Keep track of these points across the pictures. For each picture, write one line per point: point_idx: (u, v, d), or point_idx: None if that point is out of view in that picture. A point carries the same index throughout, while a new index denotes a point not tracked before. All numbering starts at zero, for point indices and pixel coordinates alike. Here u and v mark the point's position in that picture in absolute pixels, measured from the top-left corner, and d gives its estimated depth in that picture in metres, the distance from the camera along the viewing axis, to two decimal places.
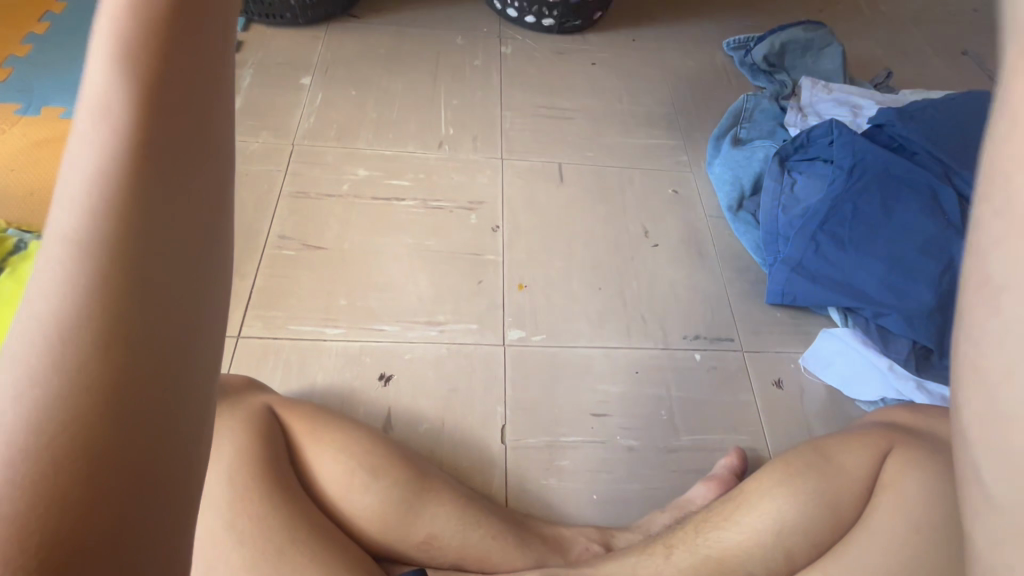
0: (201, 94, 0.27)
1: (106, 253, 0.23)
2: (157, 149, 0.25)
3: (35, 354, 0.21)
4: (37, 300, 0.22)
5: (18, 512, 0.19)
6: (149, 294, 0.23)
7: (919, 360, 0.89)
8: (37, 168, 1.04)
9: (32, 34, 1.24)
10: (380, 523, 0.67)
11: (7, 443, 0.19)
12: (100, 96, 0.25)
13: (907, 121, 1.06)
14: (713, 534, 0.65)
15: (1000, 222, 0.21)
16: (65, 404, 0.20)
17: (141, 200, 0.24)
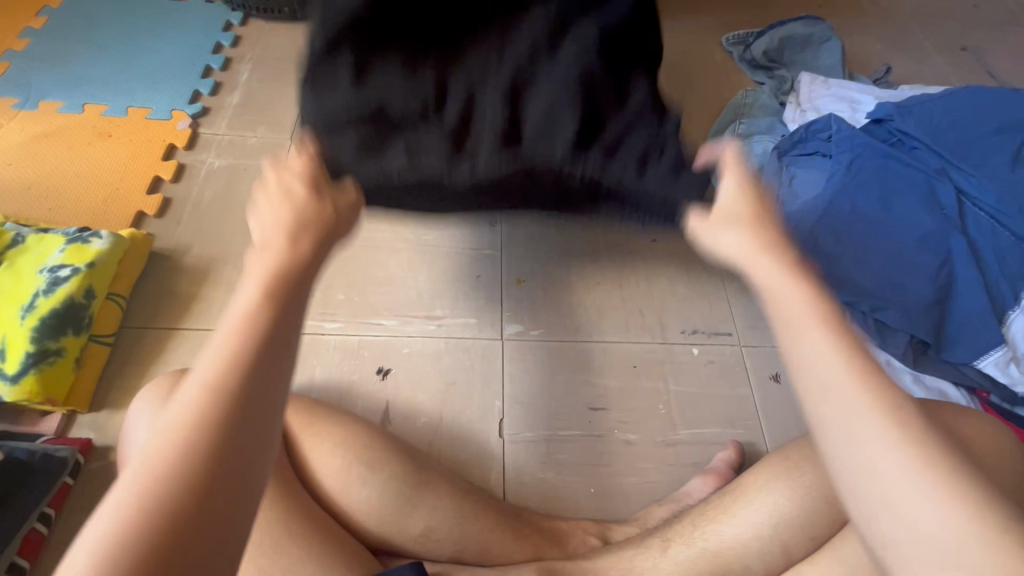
0: (310, 260, 0.46)
1: (229, 357, 0.37)
2: (269, 301, 0.40)
3: (188, 415, 0.35)
4: (193, 383, 0.36)
5: (163, 506, 0.32)
6: (251, 387, 0.36)
7: (916, 354, 0.89)
8: (35, 163, 1.03)
9: (30, 29, 1.24)
10: (377, 516, 0.67)
11: (168, 465, 0.33)
12: (251, 276, 0.42)
13: (907, 115, 1.05)
14: (709, 528, 0.65)
15: (814, 391, 0.40)
16: (197, 447, 0.34)
17: (253, 329, 0.38)
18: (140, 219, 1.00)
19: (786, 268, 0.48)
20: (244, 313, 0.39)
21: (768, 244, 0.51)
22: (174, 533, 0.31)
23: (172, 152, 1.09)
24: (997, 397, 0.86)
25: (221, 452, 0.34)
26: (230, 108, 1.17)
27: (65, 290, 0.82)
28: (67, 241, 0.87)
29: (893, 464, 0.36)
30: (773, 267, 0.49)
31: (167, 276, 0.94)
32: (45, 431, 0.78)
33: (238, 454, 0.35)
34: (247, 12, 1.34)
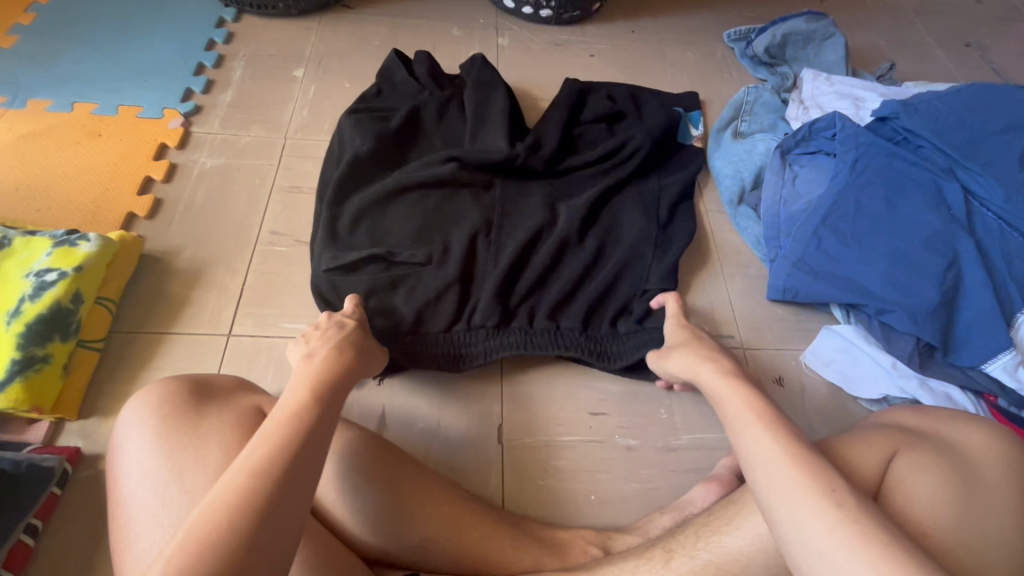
0: (351, 375, 0.63)
1: (285, 423, 0.52)
2: (319, 392, 0.56)
3: (250, 456, 0.48)
4: (256, 439, 0.50)
5: (221, 518, 0.43)
6: (299, 442, 0.50)
7: (922, 357, 0.87)
8: (22, 163, 1.01)
9: (17, 26, 1.22)
10: (371, 527, 0.65)
11: (229, 488, 0.45)
12: (308, 375, 0.59)
13: (913, 113, 1.03)
14: (713, 539, 0.64)
15: (763, 472, 0.51)
16: (254, 474, 0.47)
17: (307, 408, 0.54)
18: (130, 220, 0.98)
19: (725, 376, 0.63)
20: (289, 410, 0.53)
21: (709, 358, 0.68)
22: (228, 537, 0.42)
23: (163, 152, 1.07)
24: (1005, 401, 0.85)
25: (252, 504, 0.45)
26: (222, 107, 1.14)
27: (52, 294, 0.80)
28: (55, 244, 0.85)
29: (830, 531, 0.45)
30: (715, 375, 0.64)
31: (159, 279, 0.92)
32: (31, 439, 0.76)
33: (263, 513, 0.45)
34: (239, 9, 1.32)
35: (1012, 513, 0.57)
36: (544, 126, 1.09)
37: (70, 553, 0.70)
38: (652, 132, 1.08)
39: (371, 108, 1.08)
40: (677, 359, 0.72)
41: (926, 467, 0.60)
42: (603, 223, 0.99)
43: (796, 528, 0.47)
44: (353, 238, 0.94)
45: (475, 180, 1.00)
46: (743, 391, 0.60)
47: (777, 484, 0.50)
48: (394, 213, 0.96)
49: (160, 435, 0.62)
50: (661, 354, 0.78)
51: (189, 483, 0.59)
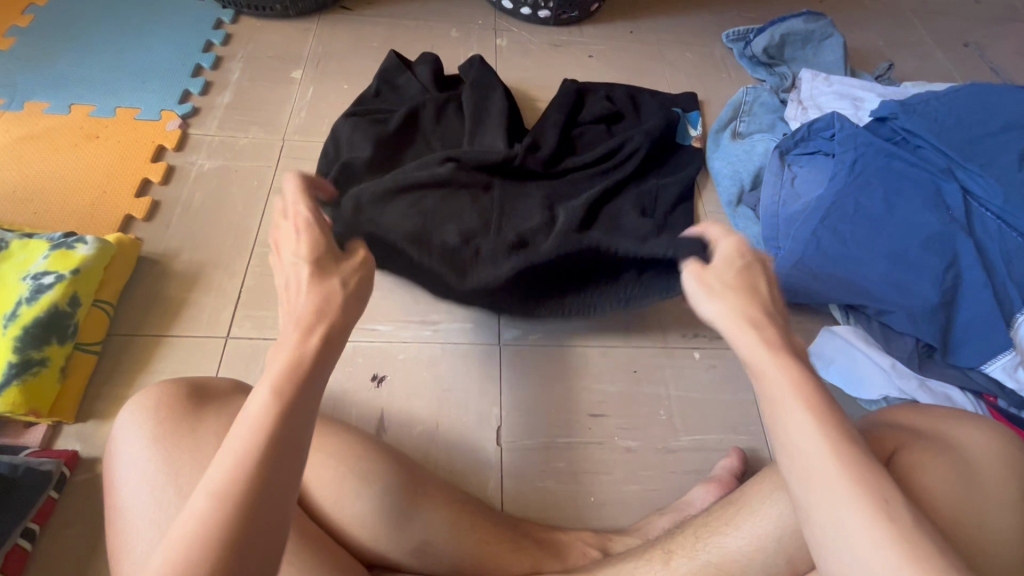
0: (330, 355, 0.49)
1: (252, 445, 0.41)
2: (291, 395, 0.44)
3: (215, 487, 0.39)
4: (221, 461, 0.40)
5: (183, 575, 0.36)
6: (271, 472, 0.40)
7: (922, 358, 0.88)
8: (19, 165, 1.01)
9: (15, 28, 1.21)
10: (370, 530, 0.65)
11: (192, 532, 0.38)
12: (279, 364, 0.45)
13: (912, 114, 1.03)
14: (712, 540, 0.63)
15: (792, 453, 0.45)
16: (218, 519, 0.38)
17: (278, 421, 0.42)
18: (128, 222, 0.98)
19: (766, 348, 0.50)
20: (258, 416, 0.42)
21: (755, 317, 0.52)
22: None
23: (161, 154, 1.06)
24: (1005, 402, 0.85)
25: (224, 549, 0.37)
26: (220, 109, 1.14)
27: (49, 297, 0.80)
28: (52, 247, 0.85)
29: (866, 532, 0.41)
30: (757, 344, 0.50)
31: (157, 282, 0.92)
32: (28, 443, 0.76)
33: (229, 563, 0.37)
34: (237, 10, 1.32)
35: (1012, 512, 0.57)
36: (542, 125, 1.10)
37: (67, 557, 0.70)
38: (651, 131, 1.08)
39: (369, 110, 1.08)
40: (718, 299, 0.54)
41: (929, 469, 0.59)
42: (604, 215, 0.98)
43: (831, 525, 0.42)
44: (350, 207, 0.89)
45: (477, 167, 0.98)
46: (792, 369, 0.48)
47: (822, 493, 0.43)
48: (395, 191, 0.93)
49: (156, 439, 0.62)
50: (706, 285, 0.56)
51: (186, 487, 0.59)
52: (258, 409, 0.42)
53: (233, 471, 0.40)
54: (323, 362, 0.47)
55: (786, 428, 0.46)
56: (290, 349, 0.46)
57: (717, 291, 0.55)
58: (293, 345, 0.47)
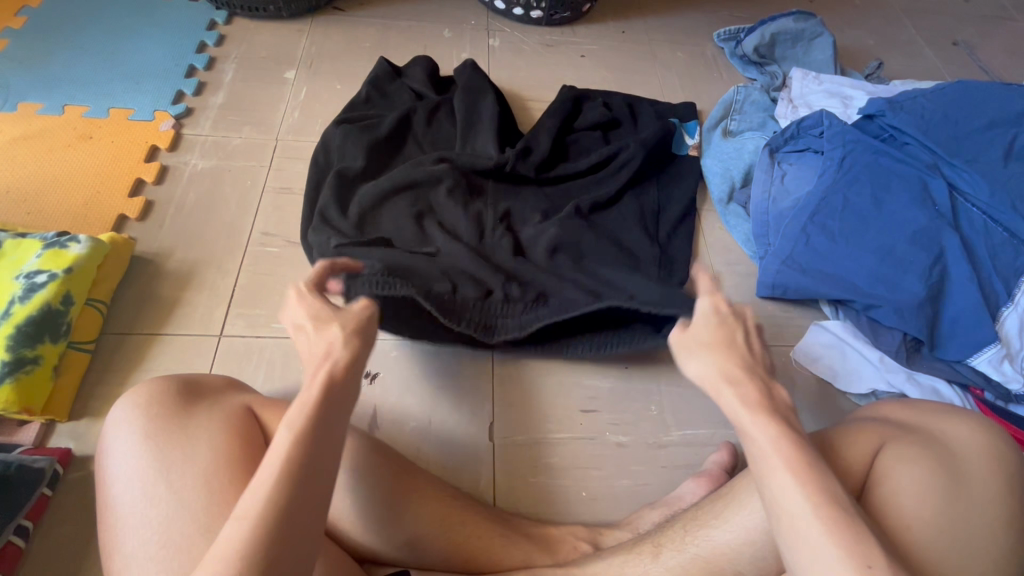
0: (344, 394, 0.53)
1: (282, 480, 0.46)
2: (314, 432, 0.49)
3: (244, 514, 0.44)
4: (252, 492, 0.46)
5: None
6: (297, 503, 0.46)
7: (910, 352, 0.88)
8: (12, 165, 1.01)
9: (9, 29, 1.22)
10: (362, 526, 0.66)
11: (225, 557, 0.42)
12: (301, 405, 0.50)
13: (899, 111, 1.03)
14: (700, 533, 0.64)
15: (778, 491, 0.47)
16: (250, 545, 0.43)
17: (303, 457, 0.48)
18: (122, 222, 0.98)
19: (751, 407, 0.51)
20: (285, 453, 0.47)
21: (734, 375, 0.54)
22: None
23: (154, 154, 1.07)
24: (992, 395, 0.86)
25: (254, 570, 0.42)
26: (214, 109, 1.15)
27: (42, 296, 0.80)
28: (45, 246, 0.85)
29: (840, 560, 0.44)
30: (739, 403, 0.52)
31: (150, 281, 0.92)
32: (21, 442, 0.76)
33: None
34: (231, 11, 1.32)
35: (992, 502, 0.58)
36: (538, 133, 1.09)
37: (60, 554, 0.70)
38: (646, 140, 1.08)
39: (359, 117, 1.08)
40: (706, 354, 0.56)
41: (914, 460, 0.60)
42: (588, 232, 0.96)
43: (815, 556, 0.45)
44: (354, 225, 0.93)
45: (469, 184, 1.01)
46: (771, 425, 0.50)
47: (805, 546, 0.45)
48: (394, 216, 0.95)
49: (146, 436, 0.62)
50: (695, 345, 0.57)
51: (178, 482, 0.59)
52: (281, 449, 0.47)
53: (264, 503, 0.45)
54: (341, 402, 0.53)
55: (768, 470, 0.48)
56: (311, 391, 0.52)
57: (697, 351, 0.57)
58: (313, 388, 0.52)
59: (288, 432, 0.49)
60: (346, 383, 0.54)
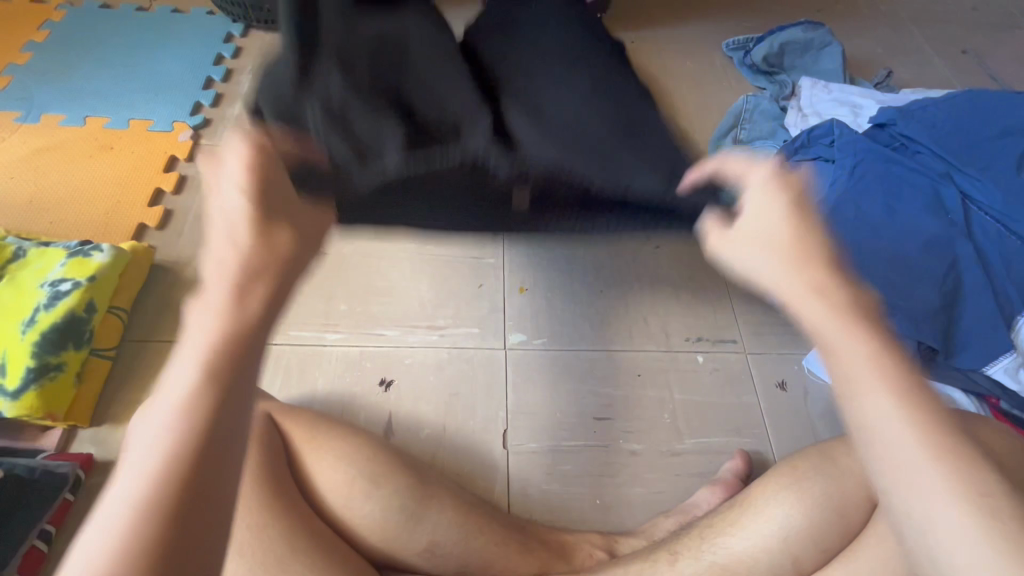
0: (267, 323, 0.42)
1: (188, 436, 0.37)
2: (226, 379, 0.39)
3: (141, 479, 0.35)
4: (160, 428, 0.37)
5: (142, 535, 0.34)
6: (213, 461, 0.37)
7: (925, 361, 0.88)
8: (36, 174, 1.03)
9: (32, 42, 1.25)
10: (381, 531, 0.67)
11: (127, 514, 0.34)
12: (208, 335, 0.39)
13: (910, 120, 1.04)
14: (719, 541, 0.65)
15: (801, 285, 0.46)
16: (141, 518, 0.34)
17: (209, 418, 0.37)
18: (141, 230, 1.00)
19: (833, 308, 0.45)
20: (178, 402, 0.37)
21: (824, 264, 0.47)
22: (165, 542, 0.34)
23: (174, 163, 1.09)
24: (1008, 404, 0.86)
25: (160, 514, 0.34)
26: (231, 120, 1.17)
27: (68, 304, 0.82)
28: (68, 255, 0.87)
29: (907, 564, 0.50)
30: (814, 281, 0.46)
31: (170, 288, 0.94)
32: (44, 446, 0.77)
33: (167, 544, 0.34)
34: (248, 24, 1.35)
35: None
36: (565, 166, 0.70)
37: None
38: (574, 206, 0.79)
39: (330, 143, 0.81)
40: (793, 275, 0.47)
41: None
42: (631, 148, 0.74)
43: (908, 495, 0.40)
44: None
45: (490, 18, 0.88)
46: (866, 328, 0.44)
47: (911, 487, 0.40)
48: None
49: None
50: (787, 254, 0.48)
51: None
52: (182, 388, 0.38)
53: (170, 435, 0.36)
54: (255, 338, 0.41)
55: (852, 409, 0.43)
56: (217, 312, 0.40)
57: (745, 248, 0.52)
58: (220, 305, 0.41)
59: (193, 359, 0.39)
60: (272, 306, 0.43)
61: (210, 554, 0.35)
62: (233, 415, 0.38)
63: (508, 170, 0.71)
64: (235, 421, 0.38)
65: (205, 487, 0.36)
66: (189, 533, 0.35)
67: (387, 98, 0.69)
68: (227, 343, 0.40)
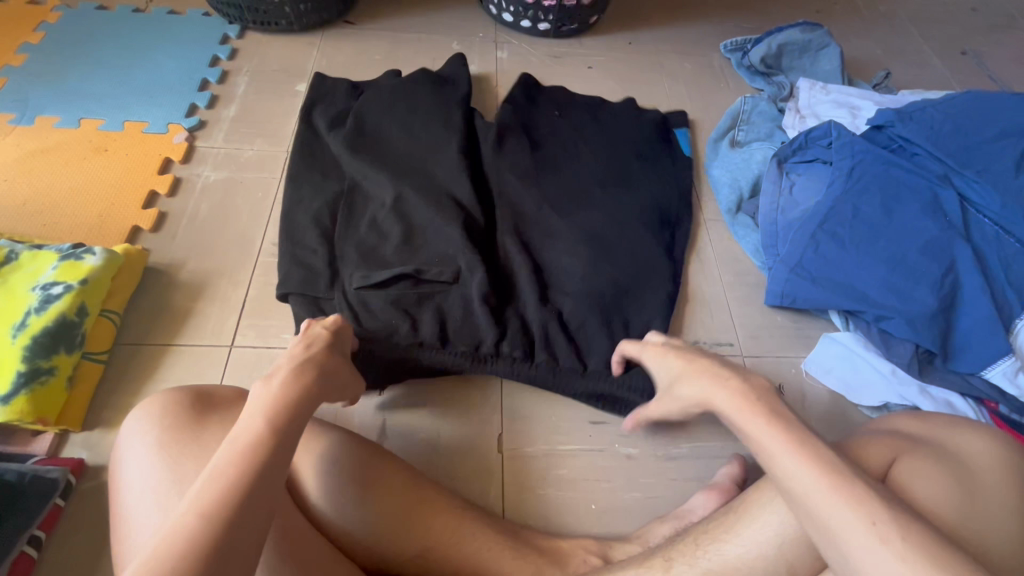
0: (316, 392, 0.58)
1: (252, 450, 0.48)
2: (285, 417, 0.53)
3: (213, 475, 0.46)
4: (232, 444, 0.49)
5: (206, 517, 0.43)
6: (269, 470, 0.48)
7: (922, 364, 0.88)
8: (30, 176, 1.03)
9: (27, 44, 1.24)
10: (373, 536, 0.66)
11: (199, 501, 0.44)
12: (278, 388, 0.55)
13: (908, 121, 1.03)
14: (713, 547, 0.64)
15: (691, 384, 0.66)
16: (209, 503, 0.44)
17: (271, 439, 0.50)
18: (135, 233, 1.00)
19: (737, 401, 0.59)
20: (249, 429, 0.50)
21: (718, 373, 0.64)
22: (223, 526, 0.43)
23: (168, 166, 1.09)
24: (1007, 408, 0.85)
25: (225, 505, 0.44)
26: (226, 122, 1.17)
27: (58, 307, 0.81)
28: (60, 258, 0.86)
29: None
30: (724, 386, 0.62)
31: (164, 292, 0.93)
32: (35, 451, 0.76)
33: (223, 531, 0.43)
34: (244, 25, 1.35)
35: (1012, 521, 0.58)
36: (542, 330, 0.89)
37: (76, 563, 0.70)
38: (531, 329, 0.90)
39: (354, 222, 0.98)
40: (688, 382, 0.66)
41: (923, 475, 0.61)
42: (599, 317, 0.91)
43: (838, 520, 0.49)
44: (314, 155, 1.07)
45: (521, 135, 1.13)
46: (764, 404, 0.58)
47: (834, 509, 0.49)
48: (417, 97, 1.16)
49: (160, 447, 0.62)
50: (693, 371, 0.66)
51: None
52: (253, 421, 0.51)
53: (239, 449, 0.48)
54: (310, 398, 0.57)
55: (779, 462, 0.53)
56: (286, 376, 0.57)
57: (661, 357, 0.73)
58: (289, 373, 0.58)
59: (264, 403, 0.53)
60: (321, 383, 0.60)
61: (250, 547, 0.44)
62: (283, 457, 0.50)
63: (493, 338, 0.87)
64: (285, 446, 0.51)
65: (259, 490, 0.46)
66: (242, 520, 0.44)
67: (405, 248, 0.95)
68: (286, 405, 0.53)
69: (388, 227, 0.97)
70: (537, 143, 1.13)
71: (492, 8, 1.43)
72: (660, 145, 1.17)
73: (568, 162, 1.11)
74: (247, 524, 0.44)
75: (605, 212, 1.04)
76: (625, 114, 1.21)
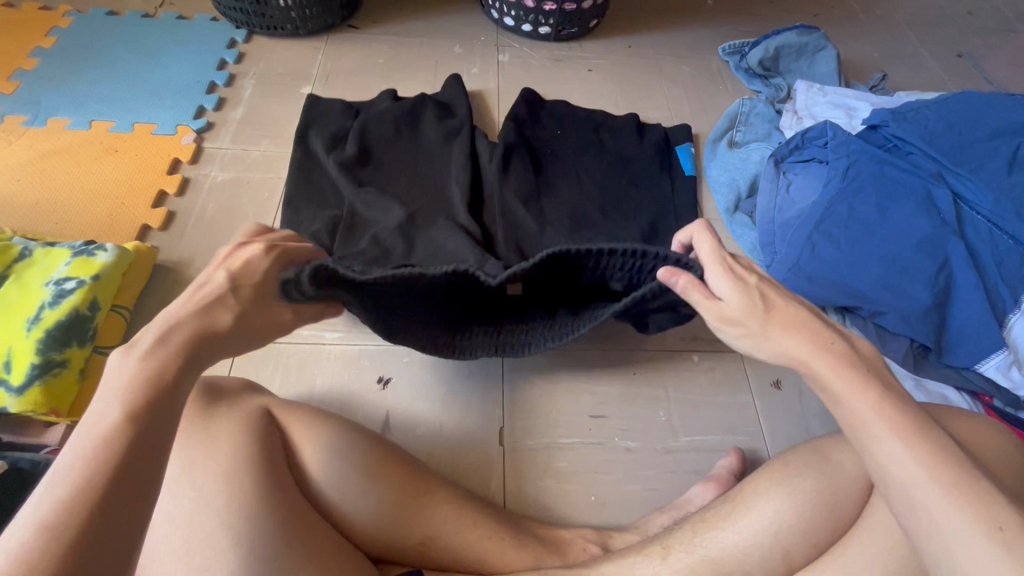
0: (202, 350, 0.51)
1: (121, 417, 0.42)
2: (159, 377, 0.46)
3: (81, 447, 0.41)
4: (100, 407, 0.43)
5: (72, 492, 0.38)
6: (146, 439, 0.42)
7: (916, 358, 0.90)
8: (42, 176, 1.05)
9: (40, 48, 1.27)
10: (380, 522, 0.68)
11: (69, 472, 0.39)
12: (152, 344, 0.48)
13: (902, 121, 1.05)
14: (710, 535, 0.65)
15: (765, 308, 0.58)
16: (75, 477, 0.39)
17: (144, 402, 0.44)
18: (145, 231, 1.02)
19: None
20: (119, 390, 0.44)
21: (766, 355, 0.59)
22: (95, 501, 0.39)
23: (177, 166, 1.11)
24: (1001, 401, 0.87)
25: (95, 480, 0.39)
26: (233, 123, 1.19)
27: (71, 301, 0.83)
28: (73, 254, 0.88)
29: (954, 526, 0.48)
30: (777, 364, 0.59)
31: (172, 289, 0.95)
32: (48, 442, 0.79)
33: (96, 506, 0.38)
34: (251, 30, 1.38)
35: None
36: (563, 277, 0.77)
37: None
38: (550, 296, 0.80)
39: (353, 245, 0.99)
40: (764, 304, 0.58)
41: None
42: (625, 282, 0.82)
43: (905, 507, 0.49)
44: (313, 179, 1.08)
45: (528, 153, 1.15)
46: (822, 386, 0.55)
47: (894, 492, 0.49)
48: (416, 125, 1.18)
49: None
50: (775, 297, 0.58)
51: (201, 480, 0.61)
52: (122, 381, 0.45)
53: (111, 414, 0.43)
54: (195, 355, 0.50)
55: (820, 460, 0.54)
56: (159, 333, 0.50)
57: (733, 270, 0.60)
58: (162, 330, 0.50)
59: (135, 362, 0.46)
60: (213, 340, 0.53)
61: (134, 522, 0.40)
62: (160, 420, 0.44)
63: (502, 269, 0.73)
64: (166, 412, 0.45)
65: (135, 463, 0.41)
66: (116, 497, 0.39)
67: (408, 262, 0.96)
68: (163, 363, 0.47)
69: (389, 247, 0.98)
70: (538, 162, 1.15)
71: (494, 12, 1.46)
72: (658, 166, 1.17)
73: (569, 180, 1.13)
74: (123, 499, 0.40)
75: (608, 230, 1.05)
76: (627, 132, 1.22)
